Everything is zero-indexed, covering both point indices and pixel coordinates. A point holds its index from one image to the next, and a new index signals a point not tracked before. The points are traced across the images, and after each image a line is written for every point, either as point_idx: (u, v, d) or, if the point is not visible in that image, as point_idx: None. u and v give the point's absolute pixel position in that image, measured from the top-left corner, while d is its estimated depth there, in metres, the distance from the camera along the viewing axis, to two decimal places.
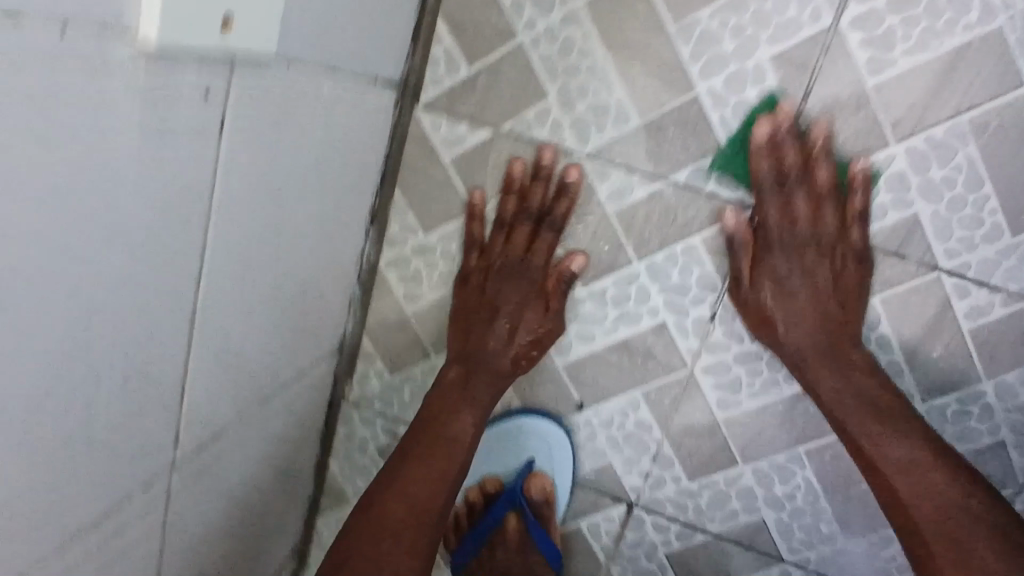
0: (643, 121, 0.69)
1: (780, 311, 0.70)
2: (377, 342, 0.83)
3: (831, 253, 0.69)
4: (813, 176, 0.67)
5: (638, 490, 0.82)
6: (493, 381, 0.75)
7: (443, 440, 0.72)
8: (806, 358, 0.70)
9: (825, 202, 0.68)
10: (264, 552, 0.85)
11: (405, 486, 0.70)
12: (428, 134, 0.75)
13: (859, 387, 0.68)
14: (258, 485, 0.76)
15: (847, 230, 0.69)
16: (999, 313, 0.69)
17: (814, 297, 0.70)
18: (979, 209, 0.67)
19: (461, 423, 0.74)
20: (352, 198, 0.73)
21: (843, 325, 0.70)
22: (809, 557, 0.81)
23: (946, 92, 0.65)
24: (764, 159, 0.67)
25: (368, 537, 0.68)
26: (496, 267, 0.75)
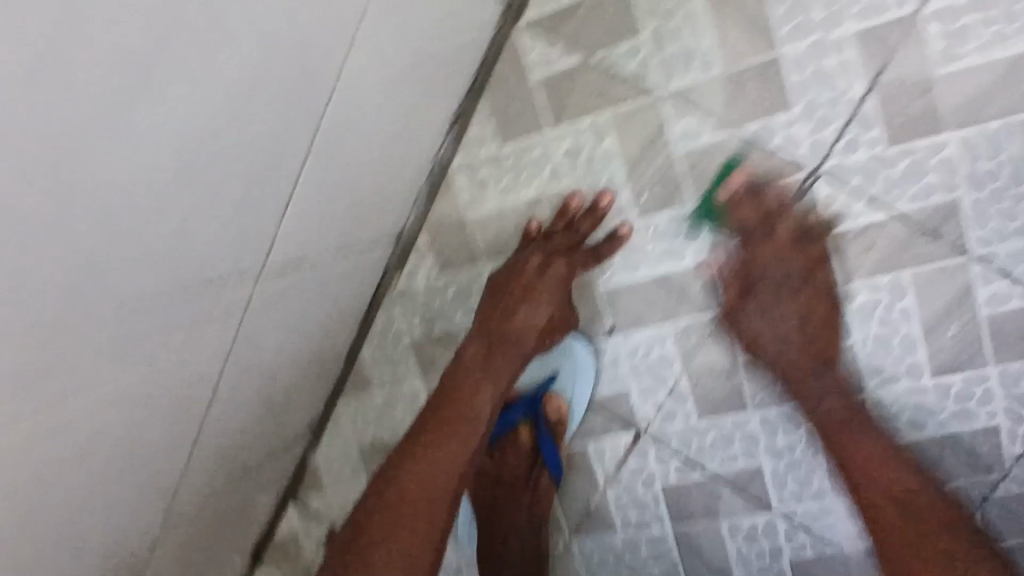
0: (726, 71, 0.75)
1: (769, 343, 0.78)
2: (432, 239, 0.89)
3: (811, 285, 0.77)
4: (776, 229, 0.76)
5: (648, 420, 0.87)
6: (516, 357, 0.80)
7: (462, 417, 0.78)
8: (784, 375, 0.78)
9: (796, 246, 0.76)
10: (288, 414, 0.90)
11: (422, 458, 0.76)
12: (523, 50, 0.81)
13: (826, 399, 0.77)
14: (303, 338, 0.82)
15: (816, 270, 0.76)
16: (1017, 304, 0.74)
17: (800, 328, 0.77)
18: (1016, 203, 0.71)
19: (481, 399, 0.79)
20: (441, 92, 0.78)
21: (821, 347, 0.76)
22: (796, 511, 0.85)
23: (1007, 90, 0.69)
24: (736, 213, 0.77)
25: (391, 500, 0.75)
26: (533, 259, 0.80)
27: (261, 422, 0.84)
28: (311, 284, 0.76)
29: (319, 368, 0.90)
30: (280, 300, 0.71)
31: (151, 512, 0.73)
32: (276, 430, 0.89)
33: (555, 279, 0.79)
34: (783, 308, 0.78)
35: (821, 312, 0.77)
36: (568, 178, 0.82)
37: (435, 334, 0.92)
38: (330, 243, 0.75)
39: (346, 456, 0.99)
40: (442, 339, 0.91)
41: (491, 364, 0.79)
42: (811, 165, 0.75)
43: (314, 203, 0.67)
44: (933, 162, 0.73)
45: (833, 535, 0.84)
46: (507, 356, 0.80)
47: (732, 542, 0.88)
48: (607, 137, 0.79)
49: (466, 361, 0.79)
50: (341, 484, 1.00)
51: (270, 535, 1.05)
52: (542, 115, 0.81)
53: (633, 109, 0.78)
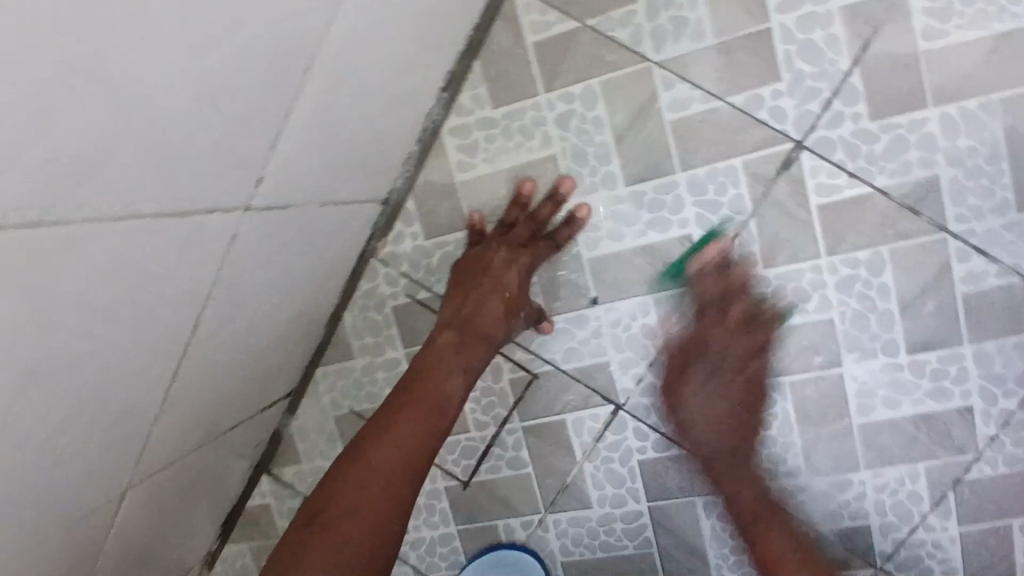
0: (718, 41, 0.78)
1: (696, 403, 0.83)
2: (420, 203, 0.89)
3: (744, 375, 0.82)
4: (729, 311, 0.81)
5: (628, 393, 0.87)
6: (487, 346, 0.80)
7: (434, 397, 0.77)
8: (714, 454, 0.84)
9: (740, 343, 0.81)
10: (268, 377, 0.88)
11: (394, 438, 0.75)
12: (519, 16, 0.82)
13: (758, 486, 0.81)
14: (291, 296, 0.80)
15: (748, 369, 0.82)
16: (993, 283, 0.76)
17: (727, 417, 0.83)
18: (993, 181, 0.74)
19: (453, 382, 0.78)
20: (439, 51, 0.79)
21: (749, 415, 0.82)
22: (772, 489, 0.85)
23: (987, 68, 0.72)
24: (703, 281, 0.81)
25: (358, 479, 0.73)
26: (498, 249, 0.81)
27: (243, 383, 0.82)
28: (305, 239, 0.75)
29: (302, 331, 0.89)
30: (273, 250, 0.70)
31: (127, 467, 0.70)
32: (255, 393, 0.87)
33: (520, 270, 0.80)
34: (711, 389, 0.83)
35: (750, 392, 0.82)
36: (558, 144, 0.83)
37: (417, 301, 0.91)
38: (324, 196, 0.75)
39: (322, 425, 0.98)
40: (425, 306, 0.91)
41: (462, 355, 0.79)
42: (794, 136, 0.78)
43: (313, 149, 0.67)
44: (914, 138, 0.75)
45: (807, 513, 0.84)
46: (478, 345, 0.79)
47: (706, 520, 0.87)
48: (598, 104, 0.81)
49: (437, 348, 0.79)
50: (315, 453, 0.99)
51: (240, 505, 1.03)
52: (536, 80, 0.83)
53: (626, 76, 0.80)
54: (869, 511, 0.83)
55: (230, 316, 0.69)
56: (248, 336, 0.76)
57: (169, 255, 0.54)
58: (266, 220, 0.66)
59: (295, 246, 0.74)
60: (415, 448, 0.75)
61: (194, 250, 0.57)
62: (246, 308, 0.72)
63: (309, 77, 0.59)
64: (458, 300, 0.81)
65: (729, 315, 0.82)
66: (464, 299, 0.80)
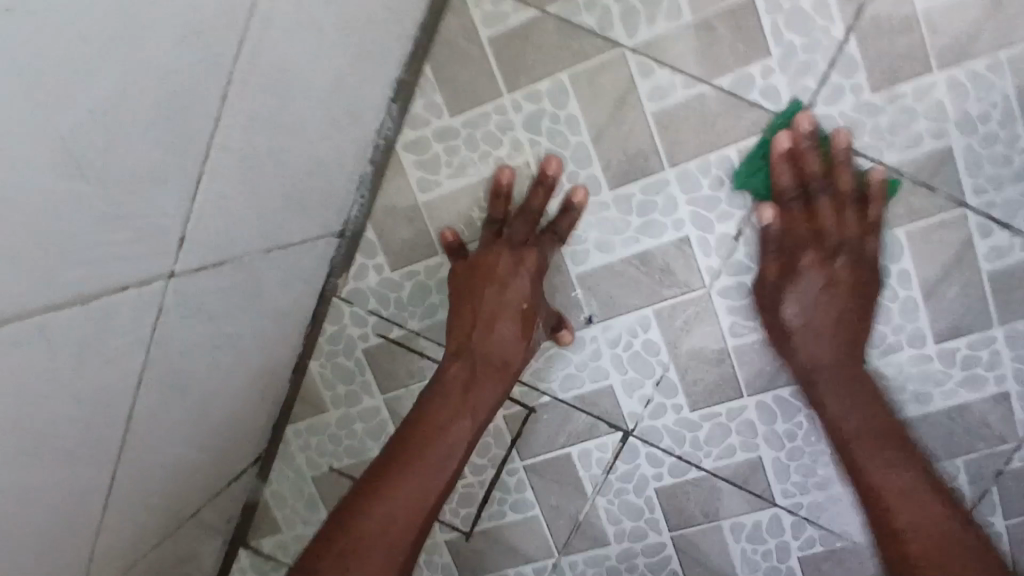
0: (695, 19, 0.69)
1: (802, 333, 0.70)
2: (381, 232, 0.79)
3: (858, 252, 0.69)
4: (837, 181, 0.68)
5: (636, 418, 0.78)
6: (504, 372, 0.70)
7: (439, 436, 0.68)
8: (817, 376, 0.70)
9: (846, 207, 0.68)
10: (230, 449, 0.77)
11: (394, 485, 0.66)
12: (469, 11, 0.72)
13: (867, 414, 0.69)
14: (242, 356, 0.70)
15: (867, 237, 0.69)
16: (1019, 257, 0.69)
17: (841, 299, 0.69)
18: (1011, 146, 0.67)
19: (461, 420, 0.69)
20: (382, 60, 0.69)
21: (862, 317, 0.70)
22: (802, 503, 0.77)
23: (994, 22, 0.65)
24: (786, 168, 0.68)
25: (345, 534, 0.65)
26: (502, 257, 0.71)
27: (200, 464, 0.71)
28: (248, 292, 0.65)
29: (261, 390, 0.78)
30: (211, 313, 0.59)
31: None
32: (217, 470, 0.76)
33: (529, 275, 0.70)
34: (821, 304, 0.69)
35: (846, 275, 0.69)
36: (530, 150, 0.74)
37: (391, 340, 0.81)
38: (264, 240, 0.64)
39: (299, 488, 0.88)
40: (400, 345, 0.81)
41: (472, 386, 0.70)
42: (790, 118, 0.70)
43: (241, 191, 0.56)
44: (922, 107, 0.68)
45: (843, 526, 0.77)
46: (491, 377, 0.70)
47: (735, 544, 0.79)
48: (570, 101, 0.72)
49: (446, 380, 0.70)
50: (295, 519, 0.89)
51: None
52: (496, 81, 0.73)
53: (597, 67, 0.71)
54: None
55: (168, 397, 0.59)
56: (196, 412, 0.65)
57: (64, 352, 0.43)
58: (193, 281, 0.55)
59: (237, 302, 0.63)
60: (419, 495, 0.66)
61: (98, 338, 0.46)
62: (188, 385, 0.61)
63: (224, 109, 0.49)
64: (466, 320, 0.72)
65: (738, 320, 0.74)
66: (471, 321, 0.71)
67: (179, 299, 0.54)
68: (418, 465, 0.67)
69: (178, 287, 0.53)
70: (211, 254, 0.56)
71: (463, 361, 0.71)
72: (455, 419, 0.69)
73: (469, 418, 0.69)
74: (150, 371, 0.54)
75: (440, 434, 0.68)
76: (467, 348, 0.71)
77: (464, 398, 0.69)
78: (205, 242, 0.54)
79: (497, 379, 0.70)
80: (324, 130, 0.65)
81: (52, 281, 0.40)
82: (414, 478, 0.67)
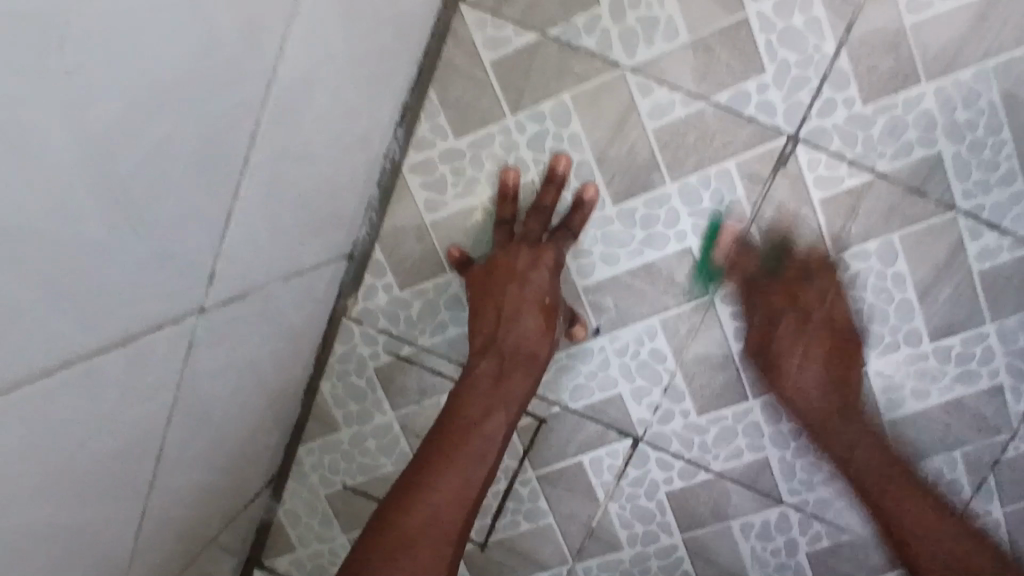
0: (693, 39, 0.72)
1: (787, 359, 0.75)
2: (390, 252, 0.80)
3: (819, 307, 0.75)
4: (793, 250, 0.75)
5: (646, 424, 0.80)
6: (531, 369, 0.70)
7: (472, 437, 0.68)
8: (812, 423, 0.76)
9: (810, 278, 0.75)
10: (246, 472, 0.78)
11: (431, 487, 0.66)
12: (471, 35, 0.74)
13: (867, 454, 0.74)
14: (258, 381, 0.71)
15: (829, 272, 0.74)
16: (1007, 257, 0.72)
17: (823, 321, 0.75)
18: (996, 152, 0.70)
19: (493, 421, 0.69)
20: (389, 85, 0.71)
21: (848, 357, 0.76)
22: (808, 500, 0.80)
23: (977, 36, 0.68)
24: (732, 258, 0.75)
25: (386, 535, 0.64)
26: (522, 254, 0.71)
27: (219, 489, 0.72)
28: (265, 319, 0.66)
29: (274, 412, 0.79)
30: (232, 341, 0.60)
31: None
32: (234, 494, 0.77)
33: (549, 271, 0.71)
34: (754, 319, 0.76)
35: (824, 344, 0.75)
36: (535, 168, 0.76)
37: (402, 357, 0.82)
38: (280, 267, 0.65)
39: (313, 507, 0.88)
40: (411, 362, 0.82)
41: (501, 382, 0.70)
42: (787, 131, 0.72)
43: (262, 223, 0.58)
44: (911, 117, 0.70)
45: (848, 520, 0.80)
46: (520, 373, 0.70)
47: (745, 542, 0.82)
48: (573, 120, 0.74)
49: (475, 378, 0.70)
50: (310, 538, 0.89)
51: None
52: (500, 102, 0.75)
53: (599, 86, 0.73)
54: None
55: (194, 428, 0.59)
56: (217, 439, 0.66)
57: (99, 395, 0.44)
58: (217, 311, 0.56)
59: (255, 329, 0.64)
60: (460, 494, 0.66)
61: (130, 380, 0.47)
62: (210, 414, 0.62)
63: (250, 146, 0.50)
64: (490, 320, 0.72)
65: (741, 327, 0.77)
66: (495, 319, 0.72)
67: (205, 333, 0.54)
68: (456, 463, 0.67)
69: (204, 320, 0.54)
70: (234, 286, 0.57)
71: (490, 357, 0.71)
72: (488, 417, 0.69)
73: (501, 413, 0.69)
74: (179, 404, 0.55)
75: (475, 433, 0.68)
76: (493, 345, 0.71)
77: (496, 396, 0.70)
78: (230, 274, 0.55)
79: (526, 375, 0.70)
80: (335, 158, 0.66)
81: (89, 329, 0.40)
82: (450, 479, 0.67)
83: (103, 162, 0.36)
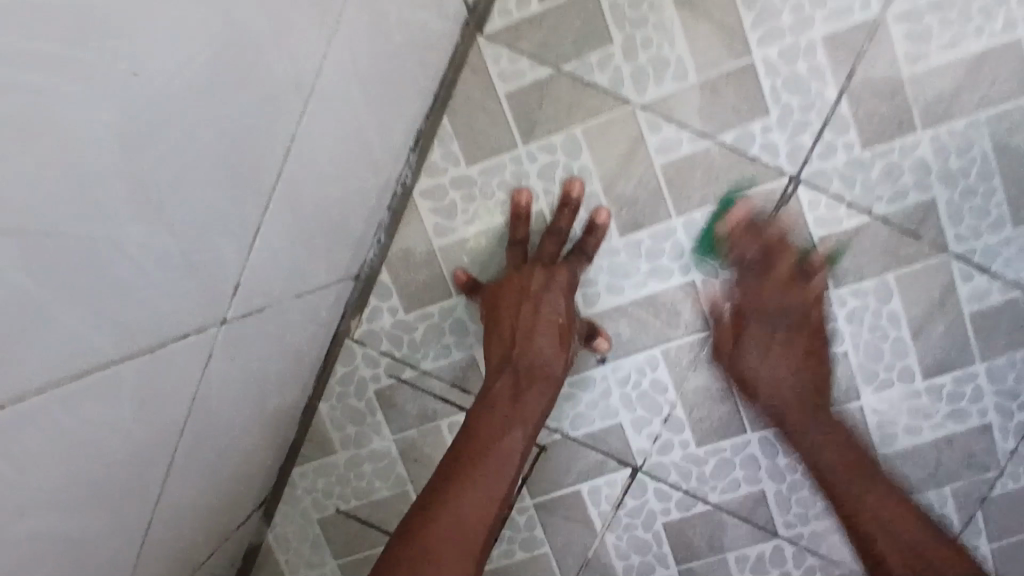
0: (701, 79, 0.74)
1: (763, 365, 0.76)
2: (396, 275, 0.80)
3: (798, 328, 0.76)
4: (778, 260, 0.75)
5: (645, 455, 0.81)
6: (548, 388, 0.71)
7: (492, 455, 0.68)
8: (784, 411, 0.76)
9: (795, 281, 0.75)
10: (238, 494, 0.77)
11: (452, 505, 0.66)
12: (486, 66, 0.76)
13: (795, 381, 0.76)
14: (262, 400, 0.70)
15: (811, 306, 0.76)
16: (996, 299, 0.75)
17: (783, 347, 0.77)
18: (987, 199, 0.74)
19: (511, 439, 0.69)
20: (404, 111, 0.72)
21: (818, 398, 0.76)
22: (803, 533, 0.81)
23: (970, 89, 0.72)
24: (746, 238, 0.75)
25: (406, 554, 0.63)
26: (536, 274, 0.73)
27: (213, 514, 0.70)
28: (269, 338, 0.65)
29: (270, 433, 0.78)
30: (238, 360, 0.60)
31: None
32: (226, 518, 0.75)
33: (564, 292, 0.72)
34: (771, 361, 0.76)
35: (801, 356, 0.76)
36: (544, 198, 0.77)
37: (403, 381, 0.82)
38: (288, 287, 0.65)
39: (304, 531, 0.86)
40: (413, 386, 0.82)
41: (517, 400, 0.70)
42: (789, 171, 0.75)
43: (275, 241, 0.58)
44: (907, 162, 0.74)
45: (842, 554, 0.81)
46: (537, 390, 0.71)
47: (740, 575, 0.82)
48: (583, 153, 0.76)
49: (492, 395, 0.71)
50: (299, 563, 0.87)
51: None
52: (512, 132, 0.76)
53: (608, 121, 0.75)
54: None
55: (198, 444, 0.59)
56: (218, 458, 0.65)
57: (114, 415, 0.44)
58: (227, 328, 0.55)
59: (260, 348, 0.64)
60: (481, 513, 0.66)
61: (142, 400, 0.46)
62: (211, 433, 0.61)
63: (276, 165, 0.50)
64: (505, 338, 0.73)
65: None
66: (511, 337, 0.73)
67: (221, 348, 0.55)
68: (476, 481, 0.67)
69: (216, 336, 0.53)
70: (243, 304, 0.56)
71: (506, 374, 0.71)
72: (506, 435, 0.69)
73: (518, 430, 0.70)
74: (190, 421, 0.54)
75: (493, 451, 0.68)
76: (509, 362, 0.72)
77: (513, 414, 0.70)
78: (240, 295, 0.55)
79: (542, 392, 0.71)
80: (349, 179, 0.67)
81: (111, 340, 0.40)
82: (468, 496, 0.66)
83: (128, 182, 0.36)
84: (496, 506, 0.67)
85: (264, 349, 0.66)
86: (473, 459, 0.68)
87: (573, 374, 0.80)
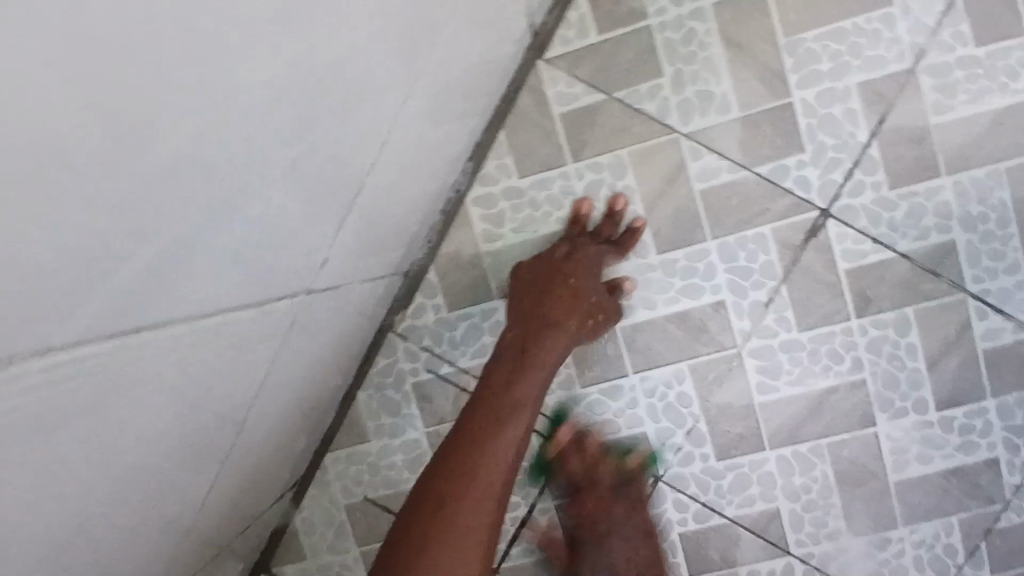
0: (742, 114, 0.80)
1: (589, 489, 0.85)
2: (443, 275, 0.85)
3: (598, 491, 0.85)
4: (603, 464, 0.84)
5: (666, 464, 0.84)
6: (563, 337, 0.76)
7: (509, 397, 0.73)
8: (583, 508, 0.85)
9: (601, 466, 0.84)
10: (274, 473, 0.80)
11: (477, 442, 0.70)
12: (544, 87, 0.81)
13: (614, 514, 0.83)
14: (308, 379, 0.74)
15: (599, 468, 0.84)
16: (1009, 339, 0.80)
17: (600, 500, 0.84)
18: (1004, 243, 0.79)
19: (526, 382, 0.74)
20: (466, 122, 0.77)
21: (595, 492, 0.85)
22: (813, 552, 0.84)
23: (992, 141, 0.78)
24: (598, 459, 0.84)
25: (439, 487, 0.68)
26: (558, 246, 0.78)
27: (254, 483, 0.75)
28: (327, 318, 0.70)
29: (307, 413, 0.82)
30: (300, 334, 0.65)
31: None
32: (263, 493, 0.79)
33: (584, 259, 0.77)
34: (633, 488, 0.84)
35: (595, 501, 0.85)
36: (588, 213, 0.82)
37: (440, 376, 0.86)
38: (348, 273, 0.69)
39: (330, 517, 0.89)
40: (449, 381, 0.86)
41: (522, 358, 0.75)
42: (820, 206, 0.80)
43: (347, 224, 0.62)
44: (931, 204, 0.79)
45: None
46: (551, 339, 0.75)
47: None
48: (627, 173, 0.81)
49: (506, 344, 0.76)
50: (321, 547, 0.90)
51: None
52: (563, 150, 0.81)
53: (654, 146, 0.80)
54: (908, 567, 0.83)
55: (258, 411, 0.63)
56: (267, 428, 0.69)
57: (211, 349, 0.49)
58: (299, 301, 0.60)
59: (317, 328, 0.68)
60: (503, 448, 0.71)
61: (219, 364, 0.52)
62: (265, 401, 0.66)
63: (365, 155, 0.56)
64: (522, 296, 0.78)
65: (765, 380, 0.82)
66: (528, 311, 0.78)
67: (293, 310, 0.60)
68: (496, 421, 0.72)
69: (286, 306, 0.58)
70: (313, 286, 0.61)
71: (516, 332, 0.77)
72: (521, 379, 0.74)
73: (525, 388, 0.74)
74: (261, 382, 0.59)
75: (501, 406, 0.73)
76: (522, 315, 0.77)
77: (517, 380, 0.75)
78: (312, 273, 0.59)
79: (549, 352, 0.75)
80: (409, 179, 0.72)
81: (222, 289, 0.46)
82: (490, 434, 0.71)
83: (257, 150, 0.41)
84: (517, 442, 0.71)
85: (322, 329, 0.70)
86: (494, 414, 0.72)
87: (603, 381, 0.84)
